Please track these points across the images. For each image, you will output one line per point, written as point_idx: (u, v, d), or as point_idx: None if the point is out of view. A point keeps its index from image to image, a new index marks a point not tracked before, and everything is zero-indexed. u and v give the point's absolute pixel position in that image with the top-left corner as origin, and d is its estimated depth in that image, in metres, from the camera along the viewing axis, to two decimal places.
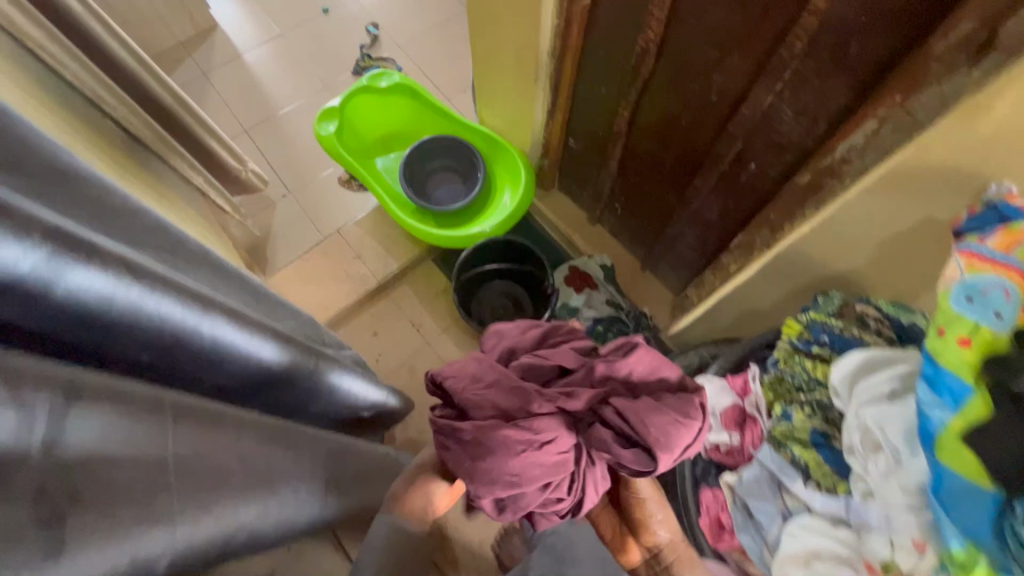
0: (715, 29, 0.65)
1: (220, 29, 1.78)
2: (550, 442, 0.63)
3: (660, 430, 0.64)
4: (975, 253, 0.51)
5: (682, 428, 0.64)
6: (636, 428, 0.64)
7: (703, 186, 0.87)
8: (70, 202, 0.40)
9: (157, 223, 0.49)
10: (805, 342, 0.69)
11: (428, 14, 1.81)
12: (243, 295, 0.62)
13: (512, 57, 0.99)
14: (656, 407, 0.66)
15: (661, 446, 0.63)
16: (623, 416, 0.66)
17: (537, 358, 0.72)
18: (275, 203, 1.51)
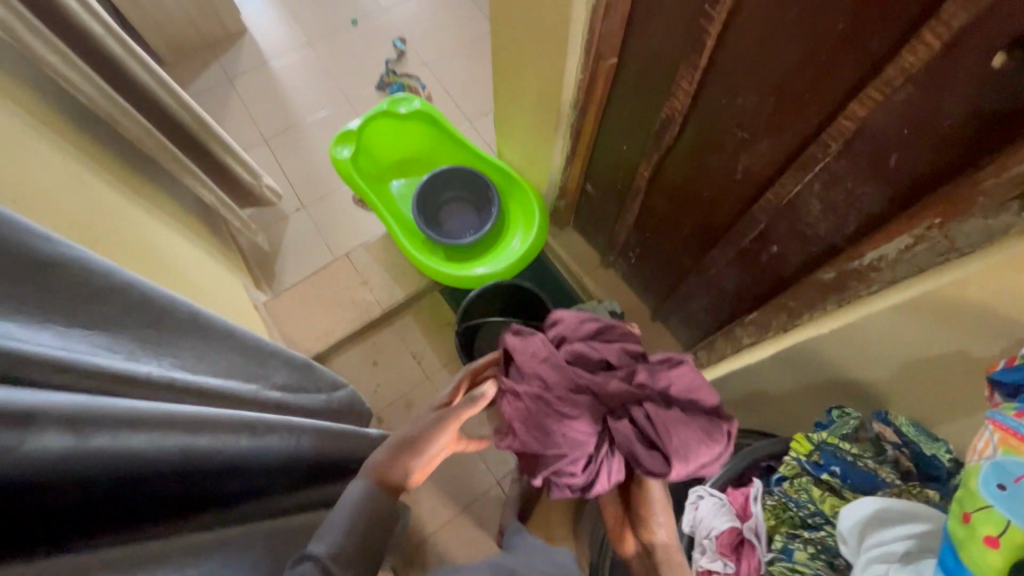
0: (746, 112, 0.62)
1: (249, 33, 1.78)
2: (576, 420, 0.66)
3: (685, 442, 0.64)
4: (1006, 428, 0.41)
5: (706, 444, 0.64)
6: (659, 435, 0.65)
7: (722, 257, 0.83)
8: (35, 310, 0.37)
9: (140, 301, 0.47)
10: (814, 464, 0.60)
11: (455, 32, 1.79)
12: (229, 360, 0.59)
13: (533, 101, 0.96)
14: (685, 420, 0.66)
15: (681, 457, 0.64)
16: (650, 421, 0.66)
17: (589, 346, 0.73)
18: (288, 217, 1.50)
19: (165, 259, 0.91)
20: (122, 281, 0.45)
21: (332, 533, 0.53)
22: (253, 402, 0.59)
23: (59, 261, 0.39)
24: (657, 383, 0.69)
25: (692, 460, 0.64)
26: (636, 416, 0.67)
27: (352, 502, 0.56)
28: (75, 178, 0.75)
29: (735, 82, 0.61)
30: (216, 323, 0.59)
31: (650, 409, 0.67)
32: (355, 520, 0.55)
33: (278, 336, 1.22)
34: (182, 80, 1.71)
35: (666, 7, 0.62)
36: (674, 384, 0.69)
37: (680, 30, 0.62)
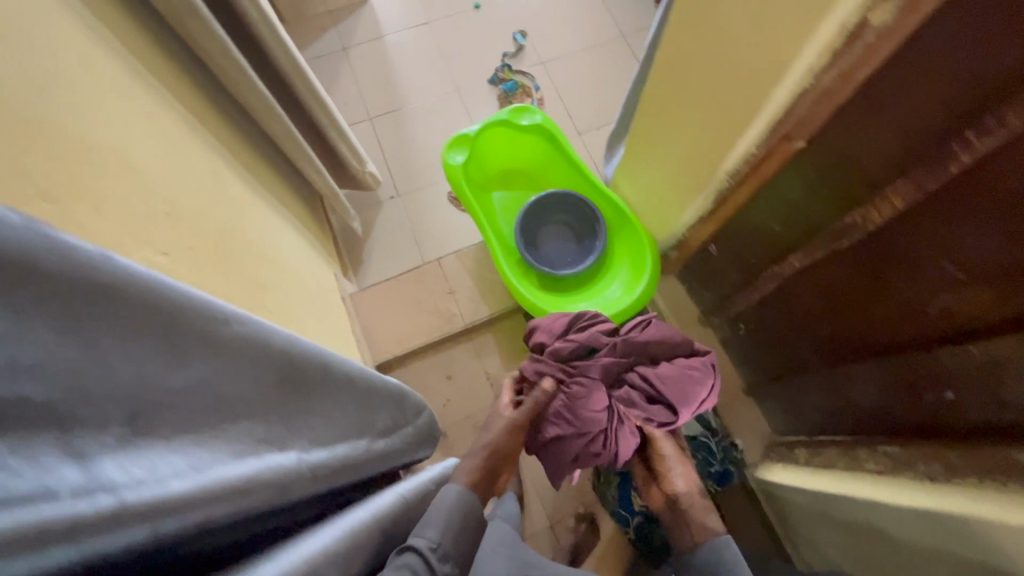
0: (969, 254, 0.53)
1: (370, 4, 1.75)
2: (587, 401, 0.84)
3: (675, 383, 0.86)
4: None
5: (686, 381, 0.86)
6: (659, 385, 0.85)
7: (867, 375, 0.74)
8: (223, 403, 0.36)
9: (291, 369, 0.45)
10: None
11: (577, 34, 1.70)
12: (346, 410, 0.57)
13: (679, 155, 0.88)
14: (670, 371, 0.87)
15: (680, 400, 0.84)
16: (648, 378, 0.87)
17: (575, 341, 0.90)
18: (382, 203, 1.47)
19: (279, 256, 0.89)
20: (273, 342, 0.41)
21: (432, 530, 0.57)
22: (358, 464, 0.56)
23: (222, 334, 0.35)
24: (638, 346, 0.89)
25: (687, 396, 0.85)
26: (635, 379, 0.87)
27: (445, 503, 0.61)
28: (210, 172, 0.73)
29: (967, 214, 0.52)
30: (343, 369, 0.56)
31: (643, 370, 0.88)
32: (449, 517, 0.59)
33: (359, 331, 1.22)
34: (298, 43, 1.69)
35: (904, 112, 0.53)
36: (650, 345, 0.90)
37: (915, 139, 0.53)
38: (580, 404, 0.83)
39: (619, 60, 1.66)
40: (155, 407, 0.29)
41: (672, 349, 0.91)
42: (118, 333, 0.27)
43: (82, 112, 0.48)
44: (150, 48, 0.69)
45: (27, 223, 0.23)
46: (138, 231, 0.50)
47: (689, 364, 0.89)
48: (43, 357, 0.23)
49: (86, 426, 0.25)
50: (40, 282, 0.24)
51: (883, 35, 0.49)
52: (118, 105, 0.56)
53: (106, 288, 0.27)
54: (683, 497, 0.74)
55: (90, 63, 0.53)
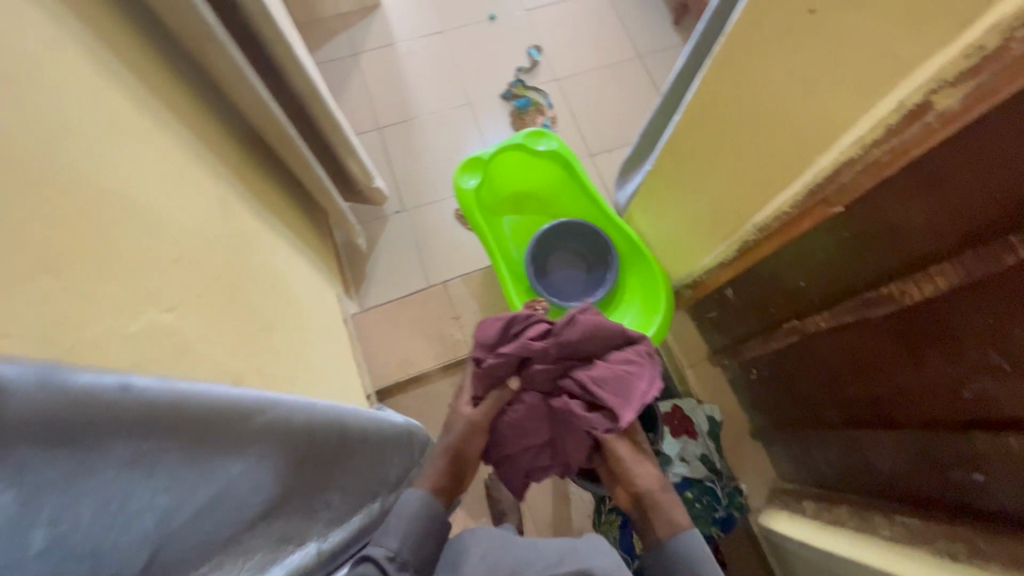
0: (1013, 343, 0.51)
1: (382, 9, 1.70)
2: (525, 419, 0.77)
3: (614, 383, 0.76)
4: None
5: (626, 380, 0.77)
6: (595, 389, 0.75)
7: (890, 443, 0.72)
8: (220, 499, 0.37)
9: (290, 443, 0.45)
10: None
11: (593, 51, 1.66)
12: (342, 474, 0.57)
13: (704, 199, 0.86)
14: (607, 371, 0.77)
15: (620, 403, 0.75)
16: (583, 382, 0.77)
17: (503, 355, 0.79)
18: (388, 218, 1.43)
19: (290, 292, 0.86)
20: (288, 420, 0.44)
21: (392, 540, 0.59)
22: (357, 530, 0.61)
23: (221, 429, 0.36)
24: (569, 349, 0.79)
25: (627, 395, 0.75)
26: (571, 385, 0.77)
27: (407, 511, 0.63)
28: (219, 206, 0.69)
29: (1016, 307, 0.49)
30: (358, 428, 0.58)
31: (578, 374, 0.78)
32: (409, 524, 0.62)
33: (361, 357, 1.23)
34: (307, 46, 1.65)
35: (956, 193, 0.51)
36: (583, 343, 0.79)
37: (962, 221, 0.52)
38: (518, 426, 0.77)
39: (634, 80, 1.63)
40: (169, 529, 0.32)
41: (608, 342, 0.81)
42: (130, 469, 0.29)
43: (92, 160, 0.45)
44: (167, 78, 0.66)
45: (41, 385, 0.24)
46: (144, 286, 0.46)
47: (626, 359, 0.80)
48: (62, 521, 0.25)
49: (100, 574, 0.28)
50: (61, 440, 0.26)
51: (948, 118, 0.48)
52: (128, 145, 0.52)
53: (121, 421, 0.29)
54: (645, 493, 0.72)
55: (101, 103, 0.50)
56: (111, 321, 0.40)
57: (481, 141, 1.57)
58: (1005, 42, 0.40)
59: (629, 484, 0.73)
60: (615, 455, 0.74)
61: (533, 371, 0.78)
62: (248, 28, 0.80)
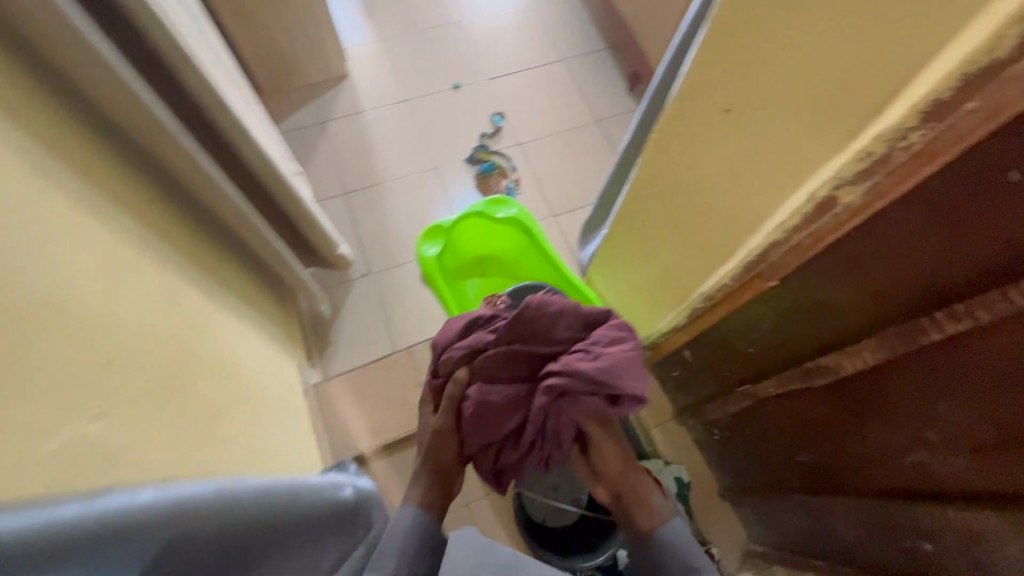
0: (943, 419, 0.53)
1: (350, 80, 1.77)
2: (498, 407, 0.73)
3: (614, 368, 0.69)
4: None
5: (616, 359, 0.71)
6: (597, 376, 0.68)
7: (845, 509, 0.73)
8: None
9: (216, 548, 0.36)
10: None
11: (554, 117, 1.75)
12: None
13: (655, 268, 0.89)
14: (597, 355, 0.71)
15: (614, 384, 0.69)
16: (578, 370, 0.69)
17: (461, 349, 0.78)
18: (353, 282, 1.44)
19: (242, 375, 0.84)
20: (200, 527, 0.35)
21: (384, 564, 0.64)
22: None
23: (127, 551, 0.29)
24: (534, 333, 0.75)
25: (634, 379, 0.70)
26: (562, 375, 0.69)
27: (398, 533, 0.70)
28: (167, 297, 0.69)
29: (942, 383, 0.52)
30: (300, 513, 0.47)
31: (567, 361, 0.71)
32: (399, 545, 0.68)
33: (322, 431, 1.21)
34: (275, 116, 1.69)
35: (872, 276, 0.54)
36: (551, 326, 0.75)
37: (880, 301, 0.55)
38: (485, 413, 0.73)
39: (593, 145, 1.71)
40: None
41: (579, 322, 0.77)
42: None
43: (28, 272, 0.45)
44: (120, 173, 0.67)
45: None
46: (73, 397, 0.45)
47: (614, 340, 0.74)
48: None
49: None
50: None
51: (852, 212, 0.51)
52: (68, 249, 0.52)
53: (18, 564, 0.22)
54: (627, 490, 0.76)
55: (42, 210, 0.50)
56: (28, 446, 0.38)
57: (446, 203, 1.60)
58: (889, 150, 0.45)
59: (613, 482, 0.76)
60: (603, 453, 0.75)
61: (497, 358, 0.74)
62: (205, 117, 0.82)
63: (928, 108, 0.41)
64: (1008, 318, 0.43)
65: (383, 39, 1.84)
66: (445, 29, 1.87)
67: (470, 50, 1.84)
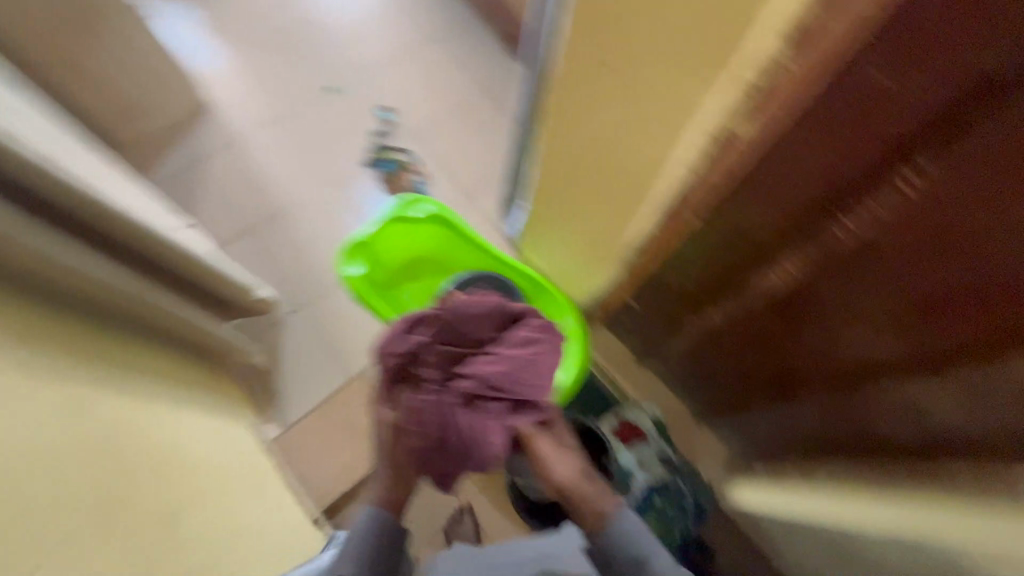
0: (867, 311, 0.59)
1: (215, 107, 1.62)
2: (429, 415, 0.75)
3: (513, 373, 0.76)
4: None
5: (524, 362, 0.78)
6: (498, 381, 0.76)
7: (804, 405, 0.80)
8: None
9: None
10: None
11: (443, 97, 1.68)
12: None
13: (583, 231, 0.89)
14: (502, 359, 0.77)
15: (523, 387, 0.77)
16: (482, 372, 0.76)
17: (398, 356, 0.78)
18: (284, 320, 1.36)
19: None
20: None
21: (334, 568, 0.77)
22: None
23: None
24: (459, 334, 0.79)
25: (537, 384, 0.77)
26: (468, 379, 0.76)
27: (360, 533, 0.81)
28: None
29: (861, 279, 0.57)
30: None
31: (475, 362, 0.77)
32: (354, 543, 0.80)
33: (294, 481, 1.18)
34: (143, 167, 1.54)
35: (785, 196, 0.58)
36: (474, 327, 0.80)
37: (795, 218, 0.59)
38: (421, 419, 0.75)
39: (491, 116, 1.66)
40: None
41: (501, 320, 0.82)
42: None
43: None
44: None
45: None
46: None
47: (525, 341, 0.80)
48: None
49: None
50: None
51: (758, 135, 0.53)
52: None
53: None
54: None
55: None
56: None
57: (357, 214, 1.52)
58: (781, 68, 0.46)
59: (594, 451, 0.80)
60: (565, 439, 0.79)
61: (432, 360, 0.78)
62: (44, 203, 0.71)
63: (808, 24, 0.42)
64: (898, 207, 0.48)
65: (241, 54, 1.69)
66: (306, 27, 1.73)
67: (336, 45, 1.71)
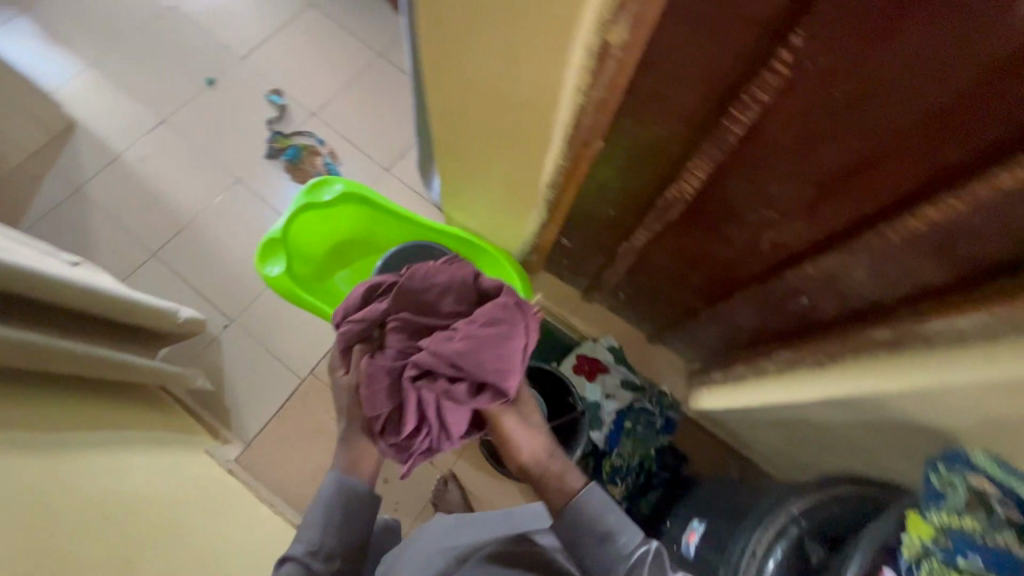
0: (773, 197, 0.59)
1: (82, 125, 1.46)
2: (388, 380, 0.72)
3: (473, 352, 0.71)
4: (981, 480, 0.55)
5: (488, 341, 0.72)
6: (456, 359, 0.71)
7: (740, 304, 0.82)
8: None
9: None
10: (943, 548, 0.55)
11: (336, 67, 1.56)
12: None
13: (497, 180, 0.86)
14: (463, 334, 0.72)
15: (485, 368, 0.71)
16: (441, 349, 0.71)
17: (356, 321, 0.78)
18: (219, 337, 1.29)
19: None
20: None
21: (312, 534, 0.70)
22: None
23: None
24: (422, 305, 0.78)
25: (498, 368, 0.72)
26: (429, 353, 0.71)
27: (331, 494, 0.73)
28: None
29: (763, 167, 0.56)
30: None
31: (436, 335, 0.73)
32: (326, 510, 0.72)
33: (268, 494, 1.16)
34: (19, 205, 1.39)
35: (675, 98, 0.56)
36: (439, 296, 0.78)
37: (690, 118, 0.57)
38: (375, 385, 0.71)
39: (389, 79, 1.56)
40: None
41: (470, 297, 0.80)
42: None
43: None
44: None
45: None
46: None
47: (493, 319, 0.74)
48: None
49: None
50: None
51: (628, 46, 0.50)
52: None
53: None
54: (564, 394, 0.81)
55: None
56: None
57: (270, 210, 1.43)
58: None
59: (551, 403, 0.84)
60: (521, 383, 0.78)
61: (392, 325, 0.75)
62: None
63: None
64: (791, 87, 0.46)
65: (96, 61, 1.52)
66: (161, 20, 1.56)
67: (202, 33, 1.56)
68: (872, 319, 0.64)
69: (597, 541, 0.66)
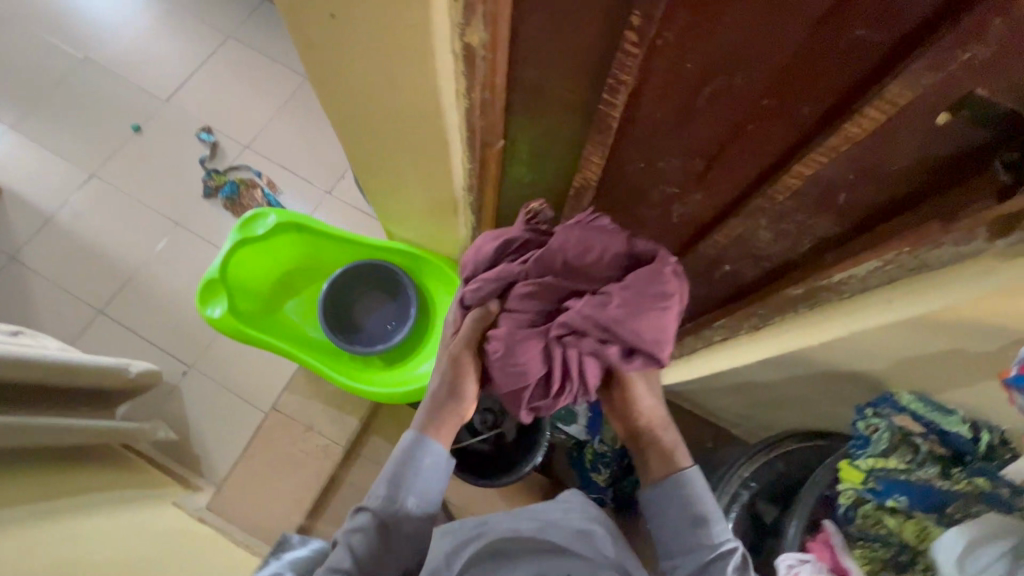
0: (668, 172, 0.59)
1: (9, 191, 1.43)
2: (529, 347, 0.67)
3: (627, 320, 0.64)
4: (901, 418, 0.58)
5: (642, 306, 0.64)
6: (612, 325, 0.64)
7: None
8: None
9: None
10: (874, 492, 0.57)
11: (263, 96, 1.54)
12: None
13: (419, 191, 0.86)
14: (615, 299, 0.64)
15: (639, 337, 0.64)
16: (590, 317, 0.64)
17: (488, 280, 0.72)
18: (178, 385, 1.28)
19: None
20: None
21: (388, 488, 0.68)
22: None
23: None
24: (568, 267, 0.68)
25: (656, 337, 0.64)
26: (577, 314, 0.65)
27: (410, 455, 0.70)
28: None
29: (652, 144, 0.56)
30: None
31: (583, 301, 0.66)
32: (402, 465, 0.69)
33: (245, 535, 1.15)
34: None
35: (555, 87, 0.55)
36: (584, 259, 0.67)
37: (574, 105, 0.57)
38: (515, 354, 0.68)
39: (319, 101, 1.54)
40: None
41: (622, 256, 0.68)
42: None
43: None
44: None
45: None
46: None
47: (649, 278, 0.65)
48: None
49: None
50: None
51: (491, 46, 0.50)
52: None
53: None
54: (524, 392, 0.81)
55: None
56: None
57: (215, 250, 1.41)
58: None
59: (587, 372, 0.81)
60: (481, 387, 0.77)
61: (530, 290, 0.69)
62: None
63: None
64: (650, 65, 0.46)
65: (16, 123, 1.48)
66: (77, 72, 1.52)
67: (122, 80, 1.53)
68: (786, 278, 0.65)
69: (689, 524, 0.65)
